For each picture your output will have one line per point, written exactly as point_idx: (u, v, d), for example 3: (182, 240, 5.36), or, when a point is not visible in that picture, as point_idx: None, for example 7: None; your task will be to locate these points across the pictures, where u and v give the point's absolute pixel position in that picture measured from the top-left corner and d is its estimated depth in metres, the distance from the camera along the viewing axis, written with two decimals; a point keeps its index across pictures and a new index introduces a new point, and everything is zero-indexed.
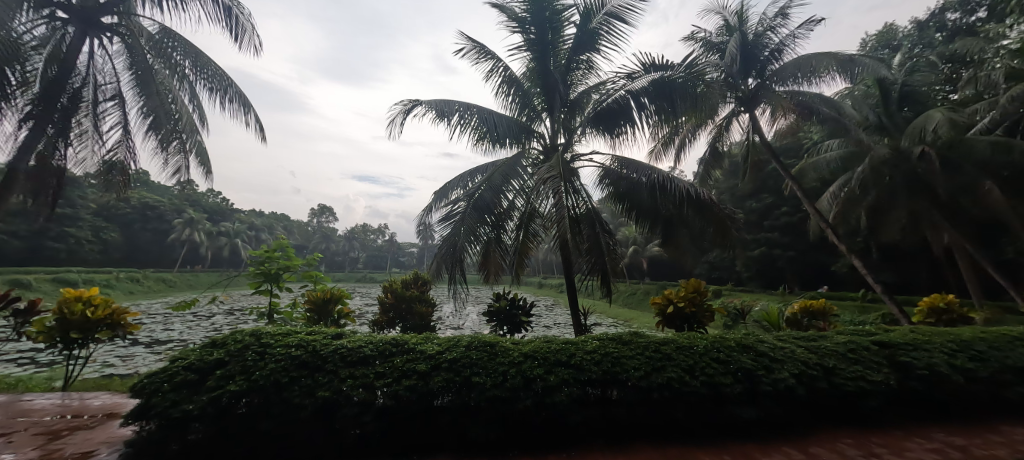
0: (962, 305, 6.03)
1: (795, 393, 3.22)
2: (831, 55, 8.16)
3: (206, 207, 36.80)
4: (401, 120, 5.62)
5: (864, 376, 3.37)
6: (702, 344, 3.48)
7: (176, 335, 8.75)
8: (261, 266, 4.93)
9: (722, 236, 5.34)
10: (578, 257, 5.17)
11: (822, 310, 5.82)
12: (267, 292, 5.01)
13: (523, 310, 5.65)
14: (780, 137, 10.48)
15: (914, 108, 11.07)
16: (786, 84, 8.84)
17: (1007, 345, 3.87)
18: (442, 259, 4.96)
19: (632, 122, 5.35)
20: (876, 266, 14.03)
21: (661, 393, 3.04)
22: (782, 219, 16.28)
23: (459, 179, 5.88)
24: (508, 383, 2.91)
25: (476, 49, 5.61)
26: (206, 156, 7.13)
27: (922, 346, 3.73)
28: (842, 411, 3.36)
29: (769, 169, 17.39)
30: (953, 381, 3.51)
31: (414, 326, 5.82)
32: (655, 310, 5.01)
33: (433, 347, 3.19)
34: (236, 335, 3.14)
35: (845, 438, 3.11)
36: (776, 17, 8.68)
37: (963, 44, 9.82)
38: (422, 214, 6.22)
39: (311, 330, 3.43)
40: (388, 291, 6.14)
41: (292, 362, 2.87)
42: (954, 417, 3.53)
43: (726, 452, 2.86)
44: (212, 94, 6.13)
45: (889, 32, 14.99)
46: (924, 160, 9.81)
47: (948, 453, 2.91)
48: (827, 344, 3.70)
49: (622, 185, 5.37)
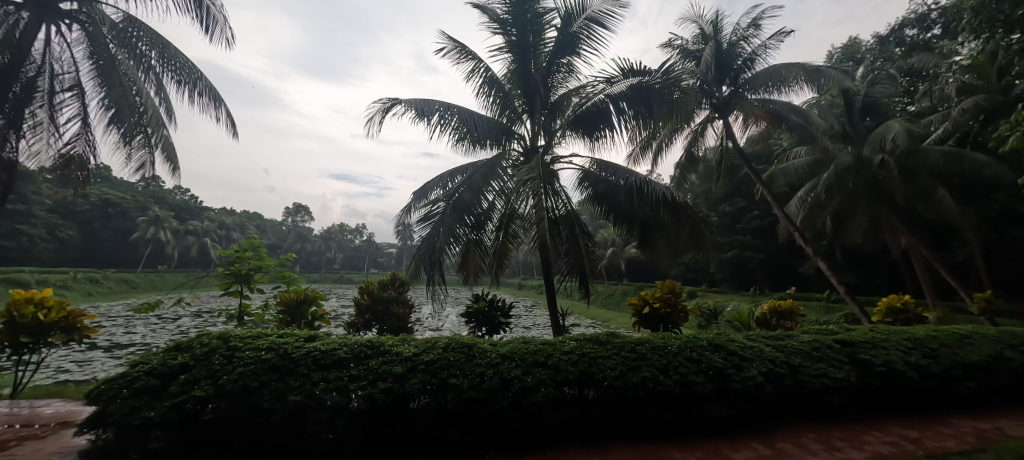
0: (917, 305, 6.37)
1: (763, 391, 3.33)
2: (799, 66, 8.51)
3: (173, 204, 35.17)
4: (380, 118, 5.49)
5: (827, 373, 3.53)
6: (676, 344, 3.55)
7: (138, 339, 8.32)
8: (231, 267, 4.73)
9: (697, 239, 5.48)
10: (557, 258, 5.21)
11: (789, 310, 6.01)
12: (237, 293, 4.81)
13: (502, 312, 5.63)
14: (751, 143, 10.83)
15: (876, 119, 11.67)
16: (758, 92, 9.13)
17: (956, 342, 4.13)
18: (421, 260, 4.92)
19: (612, 126, 5.40)
20: (840, 268, 14.71)
21: (635, 393, 3.09)
22: (754, 222, 16.84)
23: (439, 179, 5.82)
24: (486, 384, 2.91)
25: (457, 50, 5.58)
26: (172, 151, 6.82)
27: (880, 344, 3.93)
28: (806, 407, 3.52)
29: (742, 174, 17.98)
30: (908, 378, 3.71)
31: (391, 328, 5.73)
32: (632, 311, 5.11)
33: (410, 349, 3.15)
34: (202, 338, 3.02)
35: (810, 434, 3.24)
36: (749, 27, 8.98)
37: (920, 59, 10.42)
38: (401, 214, 6.13)
39: (284, 332, 3.33)
40: (364, 292, 6.00)
41: (262, 365, 2.77)
42: (909, 411, 3.74)
43: (697, 449, 2.95)
44: (180, 86, 5.91)
45: (853, 45, 15.81)
46: (883, 167, 10.37)
47: (903, 445, 3.07)
48: (793, 343, 3.84)
49: (601, 187, 5.45)
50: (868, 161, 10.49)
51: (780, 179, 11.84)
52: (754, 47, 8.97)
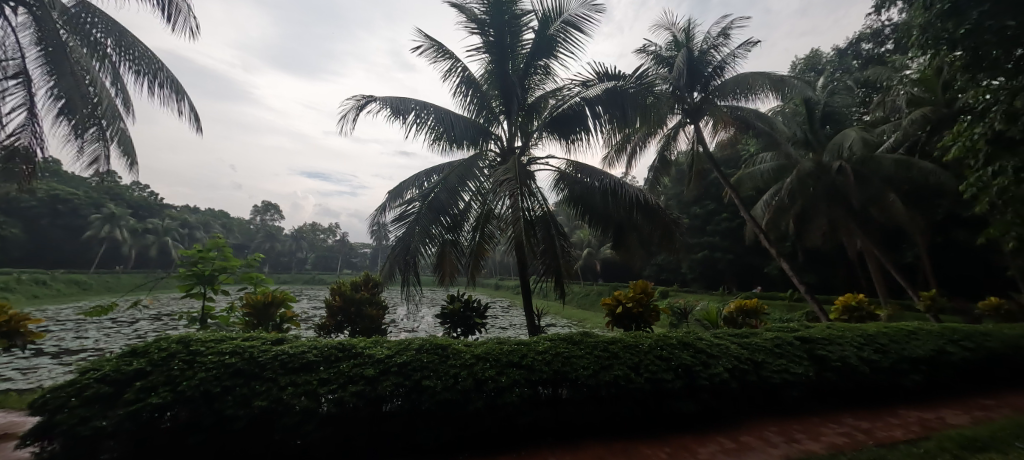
0: (869, 304, 6.78)
1: (729, 387, 3.46)
2: (765, 75, 8.88)
3: (130, 201, 33.21)
4: (353, 116, 5.36)
5: (787, 368, 3.71)
6: (647, 342, 3.64)
7: (90, 344, 7.83)
8: (193, 267, 4.46)
9: (669, 241, 5.60)
10: (533, 259, 5.23)
11: (754, 309, 6.25)
12: (199, 295, 4.57)
13: (478, 313, 5.60)
14: (720, 148, 11.22)
15: (835, 127, 12.31)
16: (727, 99, 9.44)
17: (903, 338, 4.41)
18: (395, 260, 4.83)
19: (588, 129, 5.47)
20: (802, 268, 15.45)
21: (608, 391, 3.15)
22: (723, 224, 17.47)
23: (415, 178, 5.74)
24: (460, 385, 2.89)
25: (433, 48, 5.53)
26: (130, 145, 6.46)
27: (837, 341, 4.16)
28: (769, 401, 3.68)
29: (712, 177, 18.60)
30: (860, 372, 3.94)
31: (364, 330, 5.61)
32: (606, 310, 5.21)
33: (383, 351, 3.09)
34: (161, 342, 2.86)
35: (772, 427, 3.39)
36: (719, 36, 9.30)
37: (875, 72, 11.08)
38: (375, 214, 6.01)
39: (250, 335, 3.21)
40: (336, 294, 5.84)
41: (225, 370, 2.66)
42: (861, 403, 3.97)
43: (666, 445, 3.04)
44: (139, 77, 5.62)
45: (815, 57, 16.65)
46: (841, 173, 10.98)
47: (855, 435, 3.26)
48: (757, 340, 4.01)
49: (577, 188, 5.52)
50: (827, 167, 11.08)
51: (747, 183, 12.32)
52: (723, 55, 9.29)
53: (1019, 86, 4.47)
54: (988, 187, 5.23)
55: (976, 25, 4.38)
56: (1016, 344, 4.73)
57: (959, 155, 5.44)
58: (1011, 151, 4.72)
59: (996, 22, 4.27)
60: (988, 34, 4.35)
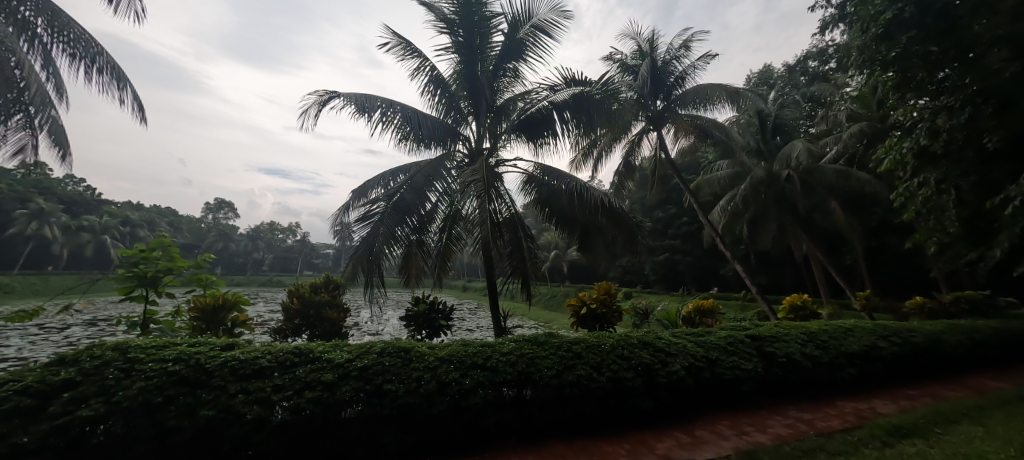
0: (812, 303, 7.30)
1: (686, 384, 3.62)
2: (722, 87, 9.35)
3: (63, 196, 30.38)
4: (316, 111, 5.18)
5: (739, 365, 3.93)
6: (609, 342, 3.73)
7: (11, 352, 7.10)
8: (134, 268, 4.09)
9: (633, 244, 5.77)
10: (500, 260, 5.24)
11: (710, 309, 6.56)
12: (141, 298, 4.19)
13: (443, 315, 5.54)
14: (681, 155, 11.68)
15: (785, 137, 13.14)
16: (687, 108, 9.87)
17: (841, 335, 4.78)
18: (358, 261, 4.69)
19: (556, 132, 5.56)
20: (754, 270, 16.39)
21: (571, 390, 3.21)
22: (683, 227, 18.25)
23: (380, 178, 5.62)
24: (423, 389, 2.85)
25: (401, 46, 5.43)
26: (63, 135, 5.93)
27: (783, 338, 4.45)
28: (722, 397, 3.86)
29: (673, 183, 19.32)
30: (804, 367, 4.23)
31: (323, 334, 5.43)
32: (571, 311, 5.30)
33: (343, 355, 3.00)
34: (95, 349, 2.63)
35: (724, 421, 3.57)
36: (680, 48, 9.71)
37: (820, 88, 11.95)
38: (338, 214, 5.82)
39: (198, 341, 3.01)
40: (294, 296, 5.57)
41: (168, 378, 2.48)
42: (805, 396, 4.26)
43: (627, 441, 3.14)
44: (73, 62, 5.17)
45: (767, 72, 17.74)
46: (790, 181, 11.74)
47: (799, 426, 3.49)
48: (712, 338, 4.21)
49: (544, 191, 5.61)
50: (777, 175, 11.81)
51: (705, 189, 12.92)
52: (685, 66, 9.70)
53: (940, 106, 4.95)
54: (913, 196, 5.76)
55: (904, 49, 4.81)
56: (936, 339, 5.24)
57: (890, 167, 5.96)
58: (934, 164, 5.23)
59: (922, 47, 4.70)
60: (915, 57, 4.77)
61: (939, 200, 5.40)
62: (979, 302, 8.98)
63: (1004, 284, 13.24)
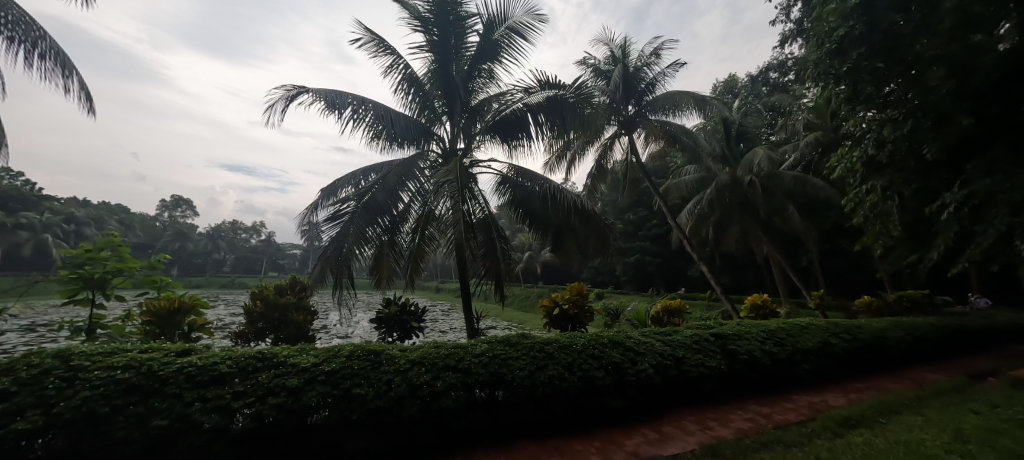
0: (772, 302, 7.68)
1: (654, 382, 3.73)
2: (690, 94, 9.70)
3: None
4: (282, 106, 4.99)
5: (704, 362, 4.09)
6: (581, 342, 3.79)
7: None
8: (79, 269, 3.79)
9: (604, 245, 5.90)
10: (473, 262, 5.22)
11: (677, 309, 6.78)
12: (86, 302, 3.90)
13: (415, 316, 5.46)
14: (651, 159, 12.01)
15: (748, 144, 13.76)
16: (657, 114, 10.17)
17: (797, 333, 5.06)
18: (327, 262, 4.55)
19: (530, 134, 5.60)
20: (719, 271, 17.11)
21: (543, 391, 3.25)
22: (653, 229, 18.81)
23: (351, 176, 5.49)
24: (393, 392, 2.81)
25: (374, 42, 5.33)
26: None
27: (744, 336, 4.66)
28: (688, 394, 4.00)
29: (644, 186, 19.86)
30: (763, 363, 4.46)
31: (288, 338, 5.23)
32: (544, 312, 5.35)
33: (309, 359, 2.90)
34: (30, 357, 2.42)
35: (689, 417, 3.71)
36: (651, 55, 10.00)
37: (780, 98, 12.60)
38: (306, 213, 5.63)
39: (150, 346, 2.84)
40: (257, 299, 5.33)
41: (116, 387, 2.32)
42: (764, 391, 4.48)
43: (596, 439, 3.21)
44: (11, 46, 4.77)
45: (732, 81, 18.55)
46: (752, 186, 12.32)
47: (758, 420, 3.67)
48: (679, 337, 4.35)
49: (518, 192, 5.65)
50: (741, 180, 12.36)
51: (674, 192, 13.35)
52: (655, 73, 9.99)
53: (886, 118, 5.34)
54: (862, 202, 6.18)
55: (855, 64, 5.14)
56: (880, 335, 5.65)
57: (841, 175, 6.37)
58: (880, 172, 5.65)
59: (870, 63, 5.04)
60: (864, 72, 5.13)
61: (884, 206, 5.81)
62: (919, 300, 9.74)
63: (940, 284, 14.40)
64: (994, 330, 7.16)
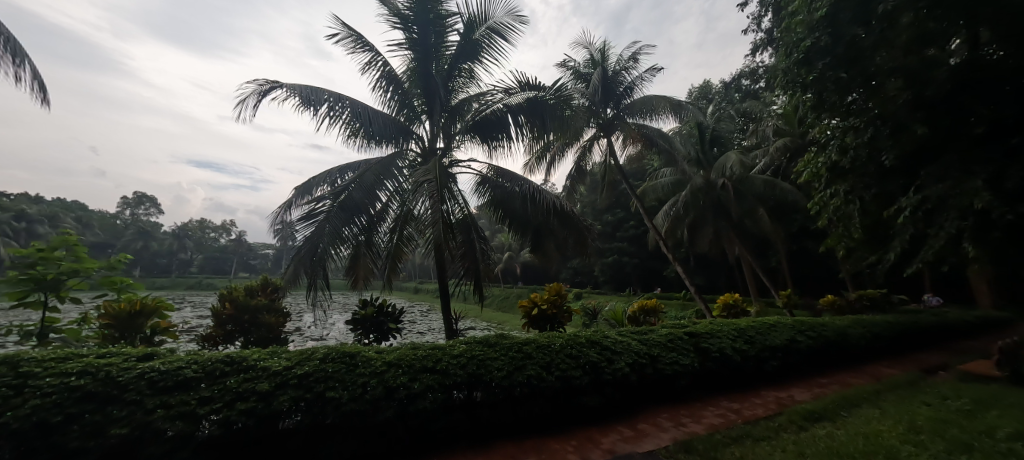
0: (743, 301, 7.96)
1: (629, 380, 3.80)
2: (666, 99, 9.93)
3: None
4: (254, 101, 4.83)
5: (677, 360, 4.20)
6: (559, 342, 3.83)
7: None
8: (29, 270, 3.55)
9: (582, 246, 5.97)
10: (452, 262, 5.19)
11: (653, 308, 6.93)
12: (37, 304, 3.67)
13: (392, 318, 5.38)
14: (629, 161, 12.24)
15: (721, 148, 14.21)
16: (635, 117, 10.37)
17: (766, 331, 5.26)
18: (301, 262, 4.42)
19: (510, 135, 5.62)
20: (694, 271, 17.60)
21: (521, 391, 3.27)
22: (631, 230, 19.18)
23: (327, 175, 5.37)
24: (369, 395, 2.77)
25: (351, 38, 5.22)
26: None
27: (716, 334, 4.81)
28: (663, 391, 4.10)
29: (622, 188, 20.23)
30: (733, 360, 4.61)
31: (259, 340, 5.06)
32: (523, 312, 5.37)
33: (281, 362, 2.81)
34: None
35: (664, 414, 3.81)
36: (629, 59, 10.20)
37: (751, 104, 13.08)
38: (278, 212, 5.47)
39: (108, 351, 2.69)
40: (226, 301, 5.14)
41: (70, 395, 2.19)
42: (735, 387, 4.64)
43: (573, 437, 3.26)
44: None
45: (706, 87, 19.12)
46: (725, 189, 12.73)
47: (729, 415, 3.81)
48: (654, 335, 4.44)
49: (497, 192, 5.66)
50: (714, 183, 12.75)
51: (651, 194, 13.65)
52: (633, 77, 10.19)
53: (848, 126, 5.60)
54: (826, 206, 6.47)
55: (821, 74, 5.35)
56: (842, 332, 5.95)
57: (807, 179, 6.65)
58: (843, 178, 5.93)
59: (833, 73, 5.27)
60: (829, 82, 5.36)
61: (846, 209, 6.11)
62: (877, 298, 10.29)
63: (897, 283, 15.27)
64: (945, 326, 7.63)
